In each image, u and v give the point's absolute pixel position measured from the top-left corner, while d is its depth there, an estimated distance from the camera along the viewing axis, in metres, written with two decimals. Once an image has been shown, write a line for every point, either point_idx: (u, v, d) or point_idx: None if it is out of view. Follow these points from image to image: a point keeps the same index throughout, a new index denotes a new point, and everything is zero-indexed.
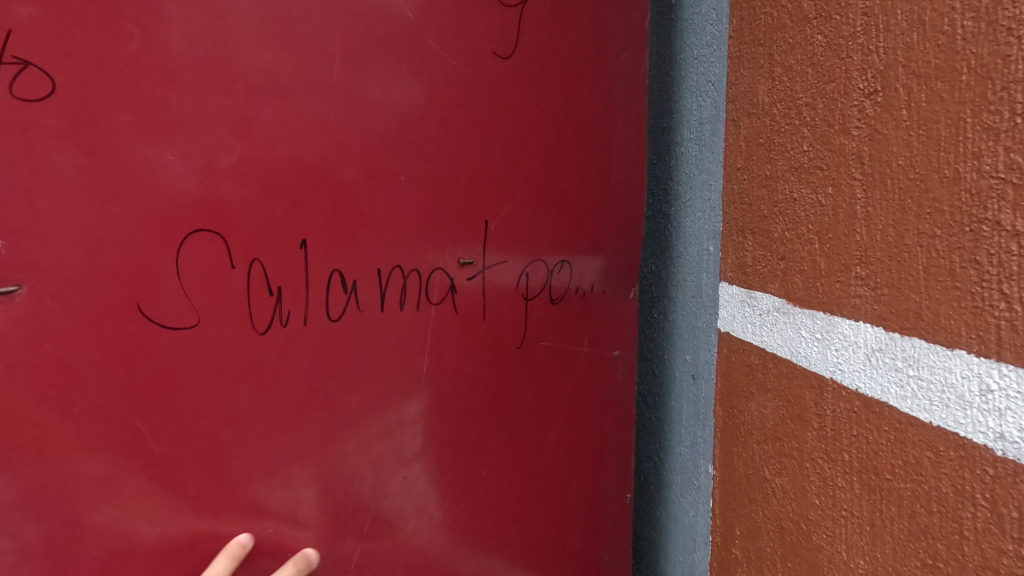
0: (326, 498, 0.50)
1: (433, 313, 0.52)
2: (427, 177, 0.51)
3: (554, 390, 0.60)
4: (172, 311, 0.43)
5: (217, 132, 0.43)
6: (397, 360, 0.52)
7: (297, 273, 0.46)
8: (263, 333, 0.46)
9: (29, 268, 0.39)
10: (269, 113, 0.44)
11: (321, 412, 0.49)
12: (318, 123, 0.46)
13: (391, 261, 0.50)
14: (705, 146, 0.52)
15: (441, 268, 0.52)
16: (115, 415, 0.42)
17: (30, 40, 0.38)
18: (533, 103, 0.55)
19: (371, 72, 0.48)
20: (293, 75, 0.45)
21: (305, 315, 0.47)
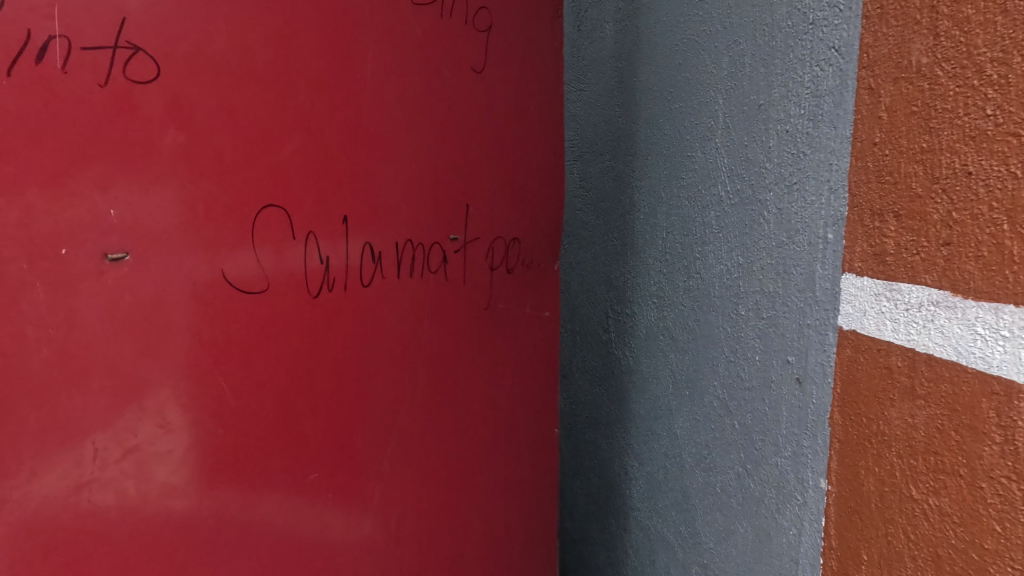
0: (388, 450, 0.68)
1: (434, 282, 0.70)
2: (430, 167, 0.68)
3: (510, 338, 0.78)
4: (246, 278, 0.56)
5: (289, 114, 0.57)
6: (410, 329, 0.69)
7: (339, 249, 0.61)
8: (314, 295, 0.61)
9: (131, 241, 0.51)
10: (349, 114, 0.61)
11: (383, 364, 0.67)
12: (376, 129, 0.64)
13: (394, 236, 0.66)
14: (825, 121, 0.46)
15: (438, 244, 0.69)
16: (230, 363, 0.56)
17: (142, 33, 0.50)
18: (494, 110, 0.73)
19: (439, 80, 0.67)
20: (330, 64, 0.60)
21: (362, 280, 0.64)
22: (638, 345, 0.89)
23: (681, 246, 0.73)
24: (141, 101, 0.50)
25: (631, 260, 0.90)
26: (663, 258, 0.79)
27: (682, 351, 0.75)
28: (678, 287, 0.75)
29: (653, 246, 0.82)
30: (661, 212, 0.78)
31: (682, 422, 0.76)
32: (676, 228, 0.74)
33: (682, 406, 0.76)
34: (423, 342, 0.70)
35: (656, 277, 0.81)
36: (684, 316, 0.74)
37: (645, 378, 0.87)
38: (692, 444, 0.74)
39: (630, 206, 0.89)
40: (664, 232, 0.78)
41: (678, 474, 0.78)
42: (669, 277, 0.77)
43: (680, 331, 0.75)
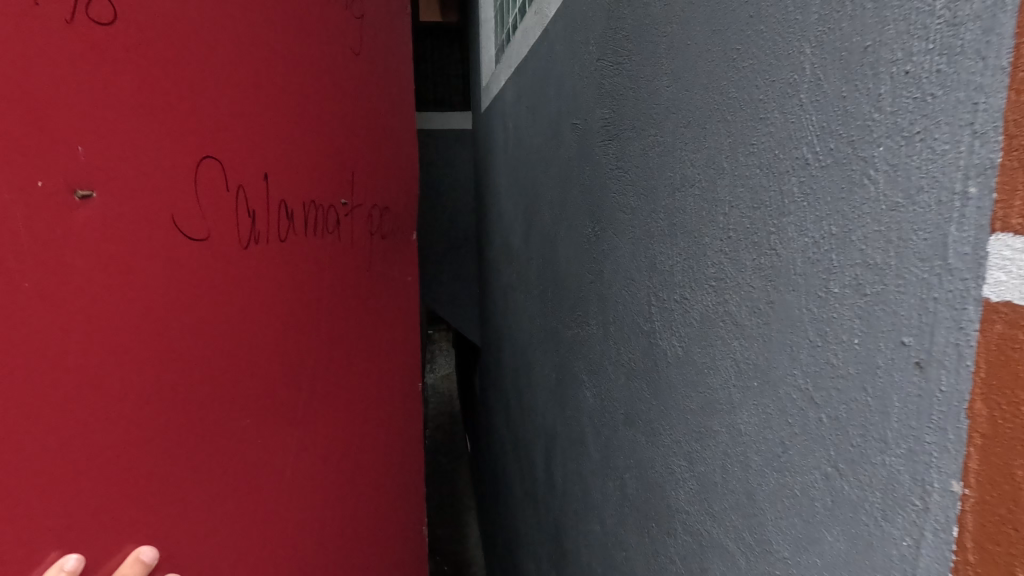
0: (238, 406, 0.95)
1: (238, 238, 0.95)
2: (282, 166, 1.10)
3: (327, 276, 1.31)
4: (196, 227, 0.84)
5: (186, 81, 0.83)
6: (222, 292, 0.90)
7: (221, 214, 0.90)
8: (244, 248, 0.96)
9: (94, 188, 0.66)
10: (228, 111, 0.93)
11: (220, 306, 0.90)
12: (273, 135, 1.08)
13: (228, 172, 0.92)
14: (964, 54, 0.39)
15: (242, 190, 0.96)
16: (170, 311, 0.78)
17: None
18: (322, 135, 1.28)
19: (232, 62, 0.96)
20: (237, 67, 0.97)
21: (238, 232, 0.94)
22: (695, 334, 0.82)
23: (752, 223, 0.66)
24: (104, 26, 0.68)
25: (689, 242, 0.83)
26: (729, 237, 0.71)
27: (753, 338, 0.67)
28: (747, 268, 0.68)
29: (716, 225, 0.74)
30: (728, 186, 0.71)
31: (750, 418, 0.69)
32: (746, 203, 0.67)
33: (751, 400, 0.68)
34: (227, 290, 0.92)
35: (719, 258, 0.74)
36: (754, 300, 0.66)
37: (704, 370, 0.80)
38: (762, 442, 0.66)
39: (687, 183, 0.82)
40: (731, 208, 0.71)
41: (743, 474, 0.71)
42: (735, 257, 0.70)
43: (749, 317, 0.68)
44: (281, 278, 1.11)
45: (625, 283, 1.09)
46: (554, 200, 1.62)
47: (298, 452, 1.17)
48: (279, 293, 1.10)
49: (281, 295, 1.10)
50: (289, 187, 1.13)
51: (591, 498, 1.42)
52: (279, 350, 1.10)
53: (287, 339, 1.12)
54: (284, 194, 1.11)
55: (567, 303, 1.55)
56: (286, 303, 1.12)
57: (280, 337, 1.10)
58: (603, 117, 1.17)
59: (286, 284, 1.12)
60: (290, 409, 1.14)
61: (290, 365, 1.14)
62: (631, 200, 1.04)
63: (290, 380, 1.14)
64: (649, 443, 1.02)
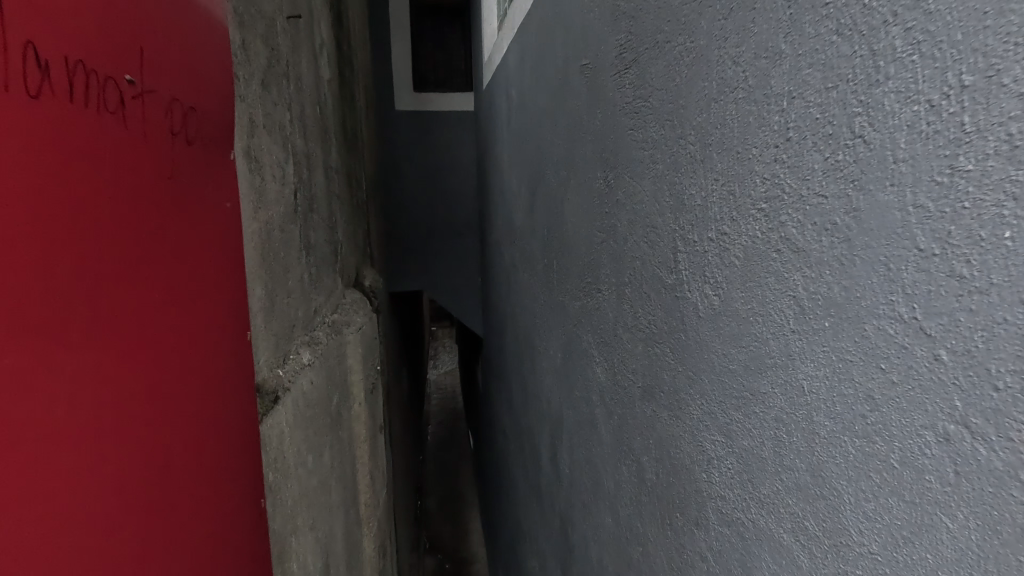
0: None
1: None
2: None
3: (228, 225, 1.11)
4: None
5: None
6: None
7: None
8: None
9: None
10: None
11: None
12: None
13: None
14: None
15: None
16: None
17: None
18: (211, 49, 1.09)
19: None
20: None
21: None
22: (737, 276, 0.66)
23: (825, 110, 0.50)
24: None
25: (729, 162, 0.66)
26: (787, 139, 0.55)
27: (822, 265, 0.51)
28: (815, 172, 0.51)
29: (769, 128, 0.58)
30: (788, 72, 0.55)
31: (818, 370, 0.53)
32: (817, 86, 0.51)
33: (819, 347, 0.52)
34: None
35: (772, 171, 0.58)
36: (826, 214, 0.50)
37: (749, 318, 0.63)
38: (836, 400, 0.50)
39: (729, 87, 0.66)
40: (791, 100, 0.54)
41: (806, 445, 0.55)
42: (797, 163, 0.54)
43: (817, 238, 0.52)
44: (227, 235, 0.94)
45: (646, 232, 0.92)
46: (562, 157, 1.46)
47: (240, 439, 1.00)
48: (224, 251, 0.93)
49: (228, 254, 0.93)
50: (226, 129, 0.96)
51: (602, 488, 1.26)
52: (224, 319, 0.93)
53: (230, 308, 0.95)
54: (222, 137, 0.94)
55: (576, 271, 1.38)
56: (230, 264, 0.95)
57: (224, 304, 0.93)
58: (619, 42, 1.01)
59: (231, 241, 0.95)
60: (234, 390, 0.97)
61: (232, 338, 0.97)
62: (654, 131, 0.88)
63: (233, 355, 0.97)
64: (674, 418, 0.86)
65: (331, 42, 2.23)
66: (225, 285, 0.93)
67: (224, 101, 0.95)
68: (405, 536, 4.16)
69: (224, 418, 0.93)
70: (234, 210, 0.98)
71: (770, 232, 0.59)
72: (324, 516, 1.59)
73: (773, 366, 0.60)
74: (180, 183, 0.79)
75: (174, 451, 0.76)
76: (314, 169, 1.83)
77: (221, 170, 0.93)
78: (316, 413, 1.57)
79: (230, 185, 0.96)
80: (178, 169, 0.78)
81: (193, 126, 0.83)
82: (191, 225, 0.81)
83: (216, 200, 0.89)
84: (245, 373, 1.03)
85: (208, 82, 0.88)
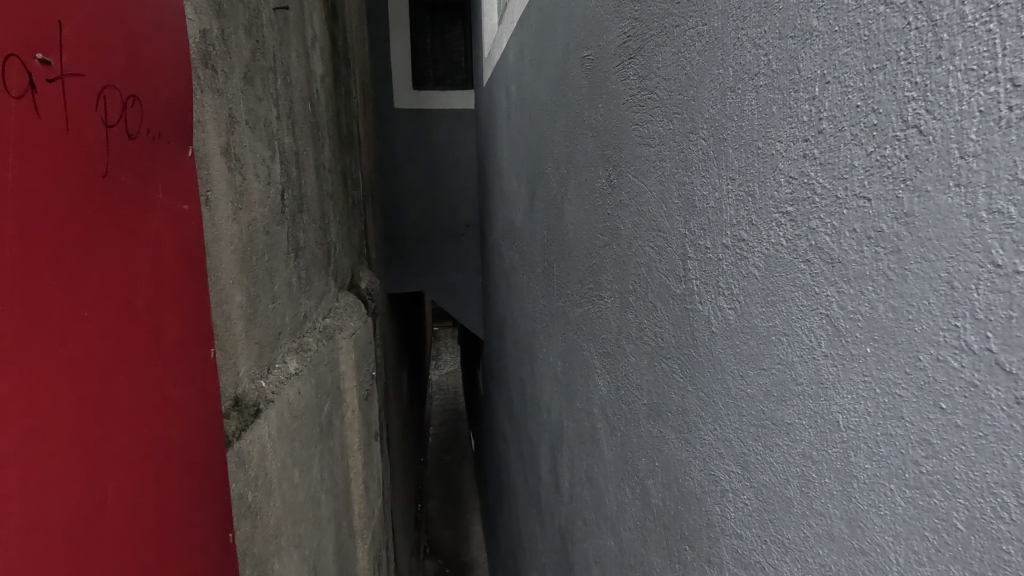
0: None
1: None
2: None
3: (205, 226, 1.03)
4: None
5: None
6: None
7: None
8: None
9: None
10: None
11: None
12: None
13: None
14: None
15: None
16: None
17: None
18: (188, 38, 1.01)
19: None
20: None
21: None
22: (756, 288, 0.58)
23: (869, 96, 0.42)
24: None
25: (748, 159, 0.58)
26: (820, 131, 0.47)
27: (863, 279, 0.43)
28: (855, 170, 0.44)
29: (798, 119, 0.50)
30: (822, 52, 0.47)
31: (857, 403, 0.45)
32: (857, 68, 0.43)
33: (858, 376, 0.44)
34: None
35: (800, 168, 0.50)
36: (868, 219, 0.43)
37: (771, 337, 0.56)
38: (880, 440, 0.43)
39: (747, 74, 0.58)
40: (825, 86, 0.46)
41: (839, 489, 0.47)
42: (832, 158, 0.46)
43: (857, 248, 0.44)
44: (182, 240, 0.83)
45: (652, 236, 0.84)
46: (563, 155, 1.38)
47: (204, 470, 0.89)
48: (179, 258, 0.82)
49: (181, 260, 0.83)
50: (184, 121, 0.86)
51: (604, 507, 1.18)
52: (181, 335, 0.82)
53: (189, 321, 0.85)
54: (178, 130, 0.84)
55: (577, 276, 1.30)
56: (187, 273, 0.85)
57: (181, 317, 0.83)
58: (622, 29, 0.92)
59: (190, 247, 0.85)
60: (194, 413, 0.86)
61: (192, 354, 0.86)
62: (661, 125, 0.80)
63: (194, 375, 0.87)
64: (682, 441, 0.78)
65: (324, 36, 2.15)
66: (182, 297, 0.83)
67: (178, 89, 0.85)
68: (405, 541, 4.09)
69: (182, 447, 0.82)
70: (194, 212, 0.88)
71: (795, 239, 0.51)
72: (313, 531, 1.51)
73: (800, 394, 0.52)
74: (121, 182, 0.69)
75: (117, 490, 0.66)
76: (305, 168, 1.75)
77: (176, 167, 0.83)
78: (305, 424, 1.50)
79: (187, 184, 0.86)
80: (114, 167, 0.68)
81: (132, 113, 0.73)
82: (135, 228, 0.71)
83: (167, 202, 0.80)
84: (211, 393, 0.93)
85: (156, 67, 0.78)
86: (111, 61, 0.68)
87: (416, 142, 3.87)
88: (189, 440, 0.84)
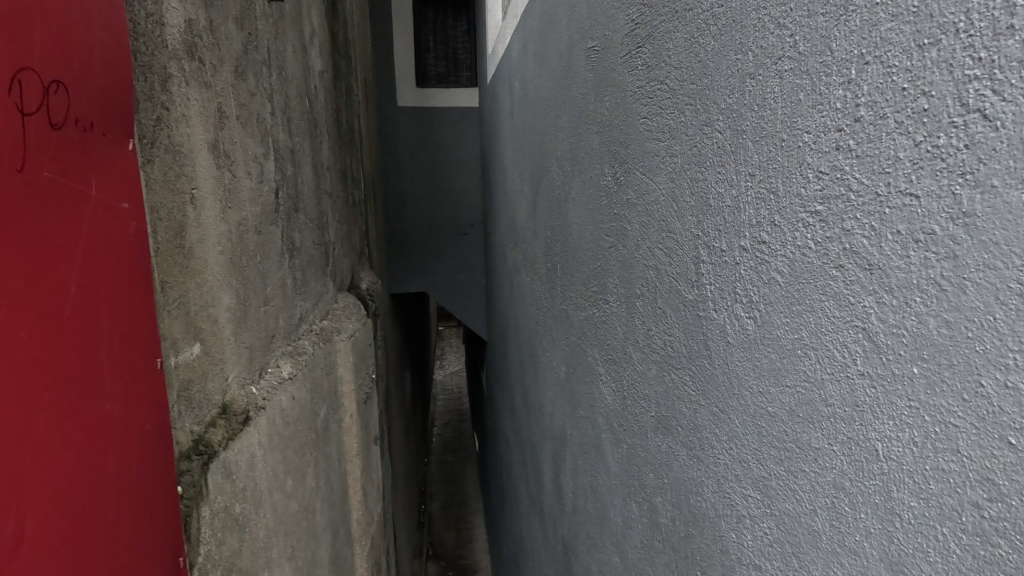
0: None
1: None
2: None
3: None
4: None
5: None
6: None
7: None
8: None
9: None
10: None
11: None
12: None
13: None
14: None
15: None
16: None
17: None
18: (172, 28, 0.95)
19: None
20: None
21: None
22: (779, 296, 0.52)
23: (918, 77, 0.36)
24: None
25: (769, 153, 0.53)
26: (856, 120, 0.41)
27: (909, 289, 0.38)
28: (899, 163, 0.38)
29: (829, 106, 0.44)
30: (860, 29, 0.41)
31: (900, 431, 0.39)
32: (904, 44, 0.37)
33: (902, 400, 0.39)
34: None
35: (832, 162, 0.44)
36: (916, 220, 0.37)
37: (796, 352, 0.50)
38: (930, 476, 0.37)
39: (769, 58, 0.52)
40: (864, 68, 0.41)
41: (878, 527, 0.42)
42: (871, 149, 0.40)
43: (901, 253, 0.38)
44: (118, 242, 0.76)
45: (662, 237, 0.79)
46: (566, 152, 1.32)
47: (145, 493, 0.81)
48: (114, 261, 0.75)
49: (116, 263, 0.75)
50: (125, 111, 0.78)
51: (609, 522, 1.12)
52: (115, 346, 0.75)
53: (127, 330, 0.77)
54: (117, 121, 0.77)
55: (581, 278, 1.25)
56: (123, 277, 0.77)
57: (117, 326, 0.75)
58: (629, 16, 0.87)
59: (127, 250, 0.78)
60: (133, 432, 0.78)
61: (132, 367, 0.78)
62: (671, 117, 0.74)
63: (136, 389, 0.79)
64: (694, 459, 0.72)
65: (323, 31, 2.10)
66: (116, 304, 0.75)
67: (117, 76, 0.77)
68: (407, 544, 4.05)
69: (119, 469, 0.75)
70: (134, 212, 0.80)
71: (826, 242, 0.45)
72: (306, 541, 1.47)
73: (831, 416, 0.46)
74: (36, 178, 0.61)
75: (27, 524, 0.58)
76: (301, 166, 1.70)
77: (112, 161, 0.75)
78: (299, 430, 1.45)
79: (126, 181, 0.78)
80: (29, 160, 0.60)
81: (55, 102, 0.65)
82: (56, 228, 0.64)
83: (98, 200, 0.72)
84: (157, 408, 0.85)
85: (87, 51, 0.71)
86: (29, 41, 0.60)
87: (420, 140, 3.82)
88: (126, 462, 0.77)
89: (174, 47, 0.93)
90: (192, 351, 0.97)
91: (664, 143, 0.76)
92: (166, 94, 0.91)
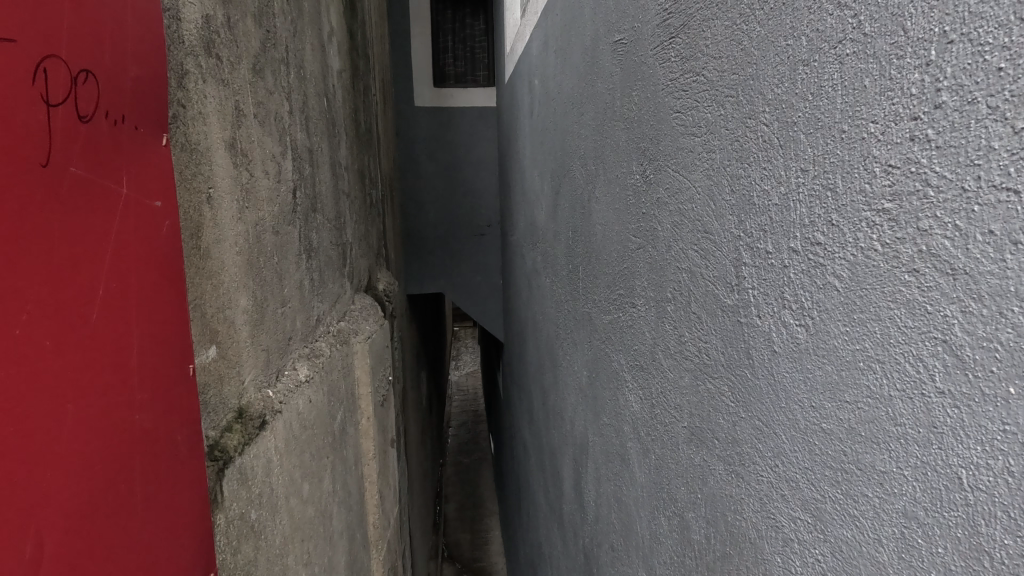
0: None
1: None
2: None
3: None
4: None
5: None
6: None
7: None
8: None
9: None
10: None
11: None
12: None
13: None
14: None
15: None
16: None
17: None
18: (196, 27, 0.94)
19: None
20: None
21: None
22: (836, 304, 0.48)
23: (1018, 54, 0.32)
24: None
25: (826, 145, 0.48)
26: (937, 106, 0.37)
27: (1006, 296, 0.33)
28: (993, 154, 0.33)
29: (902, 92, 0.40)
30: (944, 3, 0.36)
31: (991, 458, 0.35)
32: (1001, 18, 0.32)
33: (994, 423, 0.34)
34: None
35: (904, 154, 0.40)
36: (1012, 220, 0.32)
37: (858, 364, 0.45)
38: None
39: (827, 41, 0.47)
40: (946, 48, 0.36)
41: (962, 565, 0.37)
42: (956, 139, 0.35)
43: (994, 256, 0.34)
44: (149, 243, 0.73)
45: (697, 238, 0.74)
46: (591, 150, 1.28)
47: (175, 509, 0.78)
48: (145, 262, 0.72)
49: (148, 266, 0.73)
50: (157, 106, 0.76)
51: (635, 534, 1.08)
52: (145, 350, 0.72)
53: (156, 335, 0.75)
54: (149, 117, 0.74)
55: (606, 280, 1.20)
56: (156, 281, 0.75)
57: (149, 331, 0.73)
58: (662, 5, 0.82)
59: (160, 252, 0.76)
60: (161, 443, 0.76)
61: (162, 374, 0.76)
62: (709, 110, 0.70)
63: (165, 397, 0.77)
64: (732, 474, 0.68)
65: (342, 30, 2.08)
66: (148, 311, 0.73)
67: (151, 68, 0.75)
68: (423, 545, 4.03)
69: (145, 481, 0.72)
70: (168, 212, 0.78)
71: (895, 243, 0.41)
72: (323, 546, 1.44)
73: (903, 439, 0.41)
74: (63, 174, 0.59)
75: (47, 543, 0.55)
76: (319, 166, 1.68)
77: (145, 157, 0.73)
78: (316, 433, 1.43)
79: (157, 178, 0.76)
80: (54, 156, 0.58)
81: (84, 93, 0.63)
82: (82, 227, 0.61)
83: (129, 198, 0.69)
84: (187, 415, 0.82)
85: (119, 40, 0.68)
86: (56, 28, 0.58)
87: (437, 141, 3.80)
88: (154, 476, 0.74)
89: (192, 43, 0.90)
90: (209, 354, 0.95)
91: (699, 139, 0.73)
92: (183, 91, 0.88)
